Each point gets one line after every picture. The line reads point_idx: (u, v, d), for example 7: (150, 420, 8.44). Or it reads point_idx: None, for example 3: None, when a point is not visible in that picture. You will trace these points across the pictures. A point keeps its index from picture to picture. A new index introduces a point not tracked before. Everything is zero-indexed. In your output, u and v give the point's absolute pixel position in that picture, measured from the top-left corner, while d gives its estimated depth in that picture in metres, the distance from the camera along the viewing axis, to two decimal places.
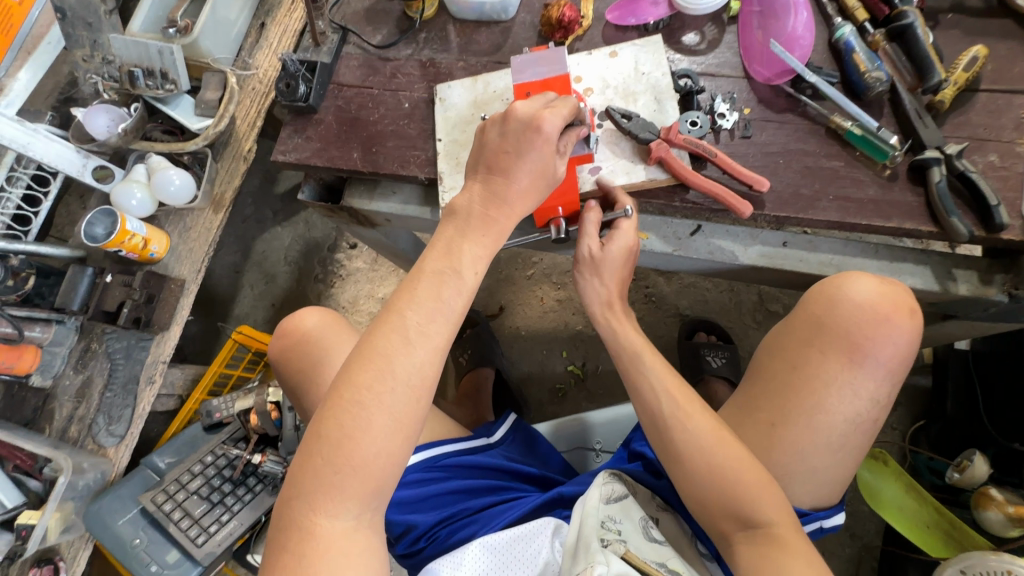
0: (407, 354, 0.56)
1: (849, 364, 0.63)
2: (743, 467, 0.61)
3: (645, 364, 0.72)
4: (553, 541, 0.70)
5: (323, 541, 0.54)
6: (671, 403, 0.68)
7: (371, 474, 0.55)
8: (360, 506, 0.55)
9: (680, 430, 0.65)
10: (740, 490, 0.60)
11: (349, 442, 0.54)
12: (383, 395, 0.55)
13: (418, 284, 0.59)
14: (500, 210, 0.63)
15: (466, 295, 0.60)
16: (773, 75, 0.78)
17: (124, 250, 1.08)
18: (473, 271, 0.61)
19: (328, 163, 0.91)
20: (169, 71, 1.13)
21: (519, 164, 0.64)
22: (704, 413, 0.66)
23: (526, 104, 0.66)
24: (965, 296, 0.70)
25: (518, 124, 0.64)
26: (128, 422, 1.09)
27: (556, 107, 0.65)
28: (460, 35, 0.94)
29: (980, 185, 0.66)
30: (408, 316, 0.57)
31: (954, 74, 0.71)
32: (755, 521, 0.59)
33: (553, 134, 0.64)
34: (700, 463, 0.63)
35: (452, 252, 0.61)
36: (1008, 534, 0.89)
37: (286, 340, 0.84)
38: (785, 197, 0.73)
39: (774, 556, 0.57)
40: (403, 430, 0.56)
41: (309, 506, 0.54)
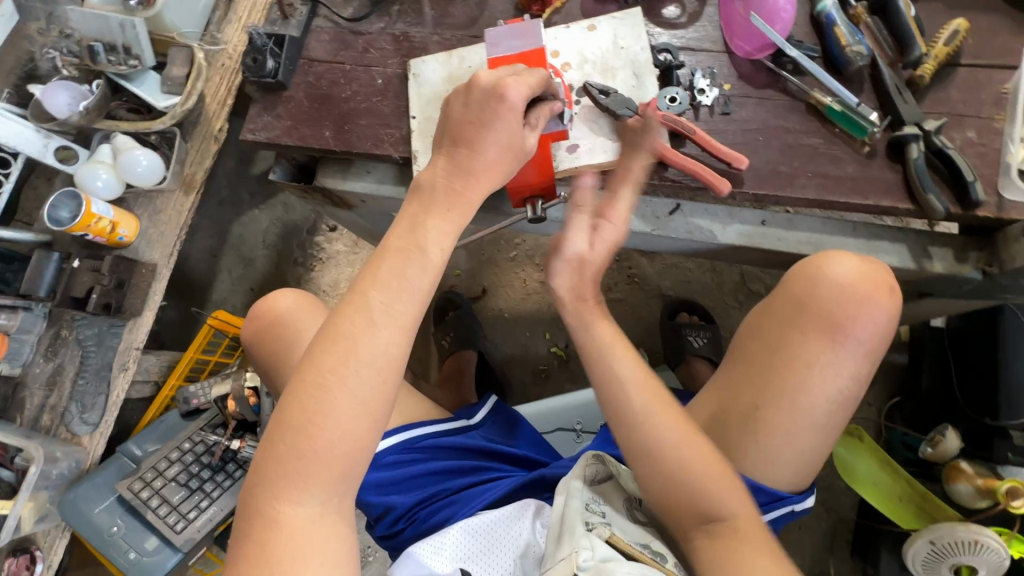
0: (373, 336, 0.55)
1: (832, 344, 0.62)
2: (710, 465, 0.61)
3: (614, 358, 0.68)
4: (534, 523, 0.72)
5: (288, 525, 0.54)
6: (642, 399, 0.65)
7: (336, 458, 0.54)
8: (326, 492, 0.55)
9: (651, 427, 0.63)
10: (708, 488, 0.60)
11: (312, 426, 0.53)
12: (348, 378, 0.54)
13: (383, 265, 0.57)
14: (468, 186, 0.61)
15: (434, 275, 0.58)
16: (753, 50, 0.76)
17: (90, 234, 1.04)
18: (439, 248, 0.59)
19: (300, 142, 0.88)
20: (132, 45, 1.09)
21: (486, 136, 0.61)
22: (671, 410, 0.64)
23: (491, 73, 0.64)
24: (940, 273, 0.70)
25: (481, 93, 0.62)
26: (102, 410, 1.07)
27: (521, 75, 0.63)
28: (435, 8, 0.91)
29: (957, 162, 0.66)
30: (372, 297, 0.56)
31: (935, 48, 0.70)
32: (721, 518, 0.60)
33: (518, 103, 0.62)
34: (671, 461, 0.62)
35: (417, 231, 0.59)
36: (977, 505, 0.92)
37: (258, 323, 0.81)
38: (764, 175, 0.72)
39: (736, 552, 0.58)
40: (370, 413, 0.55)
41: (270, 494, 0.54)
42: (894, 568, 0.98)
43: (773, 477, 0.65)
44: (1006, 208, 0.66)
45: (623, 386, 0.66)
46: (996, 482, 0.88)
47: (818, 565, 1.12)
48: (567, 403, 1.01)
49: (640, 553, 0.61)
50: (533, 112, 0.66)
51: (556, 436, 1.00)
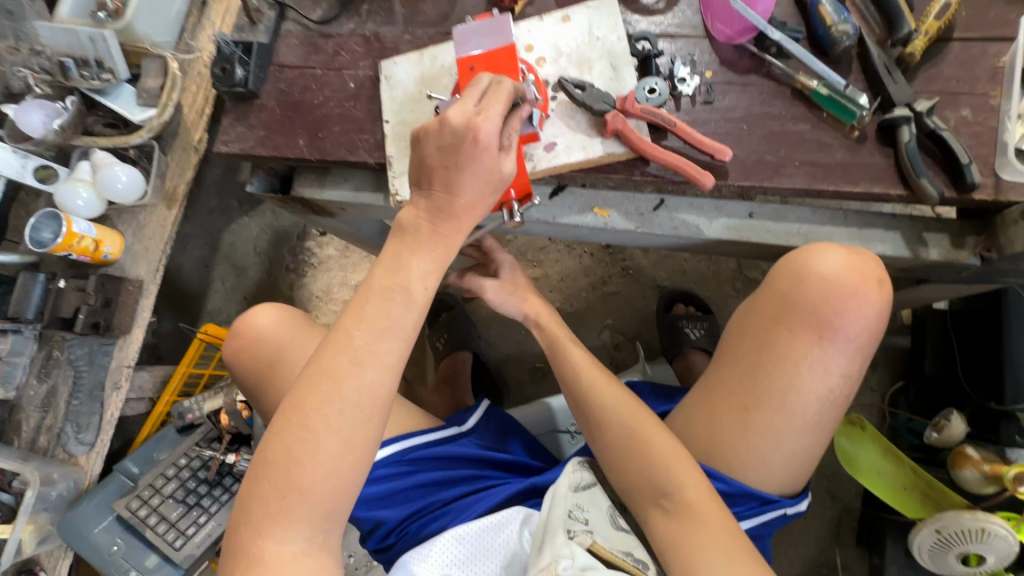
0: (356, 374, 0.55)
1: (818, 342, 0.60)
2: (650, 431, 0.67)
3: (566, 349, 0.81)
4: (522, 531, 0.70)
5: (272, 564, 0.54)
6: (587, 382, 0.75)
7: (320, 495, 0.54)
8: (311, 530, 0.55)
9: (597, 400, 0.73)
10: (651, 453, 0.65)
11: (294, 466, 0.54)
12: (330, 418, 0.54)
13: (365, 304, 0.57)
14: (448, 222, 0.60)
15: (416, 311, 0.58)
16: (734, 34, 0.73)
17: (74, 254, 1.03)
18: (423, 286, 0.58)
19: (274, 151, 0.86)
20: (105, 59, 1.06)
21: (461, 178, 0.58)
22: (616, 387, 0.74)
23: (458, 108, 0.59)
24: (936, 260, 0.67)
25: (453, 134, 0.57)
26: (97, 430, 1.06)
27: (489, 109, 0.58)
28: (405, 5, 0.88)
29: (950, 143, 0.63)
30: (354, 335, 0.55)
31: (925, 23, 0.66)
32: (671, 491, 0.63)
33: (494, 140, 0.58)
34: (616, 428, 0.69)
35: (399, 268, 0.58)
36: (986, 491, 0.89)
37: (238, 340, 0.80)
38: (749, 165, 0.70)
39: (689, 535, 0.60)
40: (355, 451, 0.55)
41: (255, 532, 0.55)
42: (899, 556, 0.97)
43: (764, 481, 0.65)
44: (1004, 189, 0.62)
45: (571, 369, 0.78)
46: (1002, 469, 0.86)
47: (824, 554, 1.11)
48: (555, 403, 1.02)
49: (620, 561, 0.60)
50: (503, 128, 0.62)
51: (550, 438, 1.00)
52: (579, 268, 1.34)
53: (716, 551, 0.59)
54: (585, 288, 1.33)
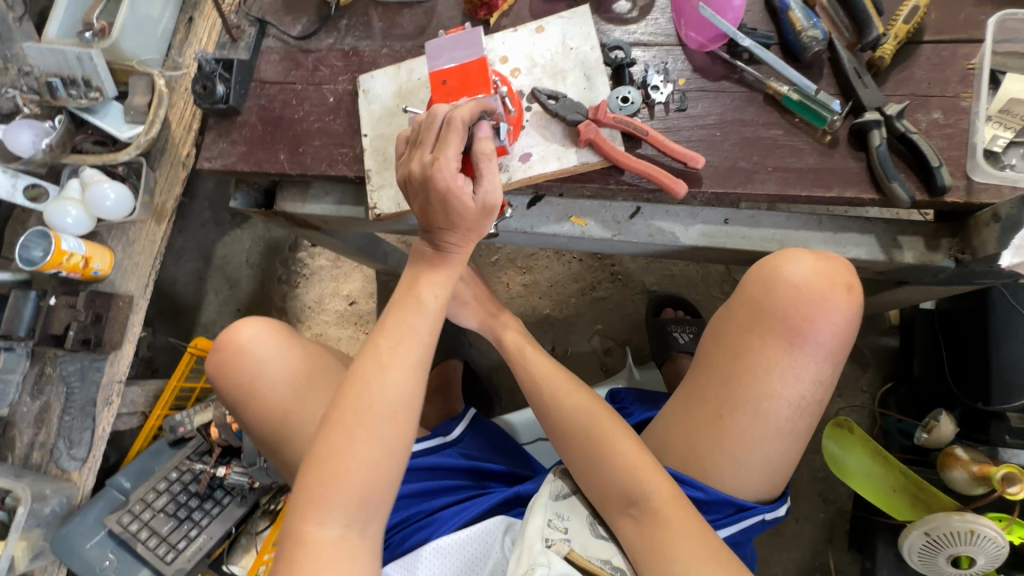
0: (383, 375, 0.63)
1: (789, 348, 0.60)
2: (615, 438, 0.67)
3: (529, 355, 0.80)
4: (504, 538, 0.71)
5: (315, 547, 0.60)
6: (548, 389, 0.74)
7: (357, 483, 0.61)
8: (348, 517, 0.61)
9: (560, 406, 0.72)
10: (617, 459, 0.65)
11: (335, 455, 0.61)
12: (365, 413, 0.62)
13: (390, 317, 0.66)
14: (447, 246, 0.68)
15: (431, 319, 0.66)
16: (706, 41, 0.73)
17: (64, 271, 1.04)
18: (431, 295, 0.67)
19: (255, 167, 0.87)
20: (91, 77, 1.08)
21: (449, 217, 0.65)
22: (580, 391, 0.73)
23: (418, 157, 0.64)
24: (912, 263, 0.67)
25: (420, 183, 0.64)
26: (90, 445, 1.07)
27: (443, 156, 0.62)
28: (383, 19, 0.89)
29: (921, 146, 0.63)
30: (381, 343, 0.64)
31: (894, 27, 0.67)
32: (637, 497, 0.63)
33: (451, 183, 0.62)
34: (582, 434, 0.69)
35: (413, 285, 0.67)
36: (975, 492, 0.89)
37: (222, 354, 0.79)
38: (722, 171, 0.70)
39: (659, 538, 0.60)
40: (385, 443, 0.62)
41: (299, 518, 0.61)
42: (892, 559, 0.96)
43: (739, 488, 0.65)
44: (975, 191, 0.62)
45: (535, 376, 0.77)
46: (991, 469, 0.86)
47: (818, 557, 1.10)
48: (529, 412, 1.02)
49: (599, 569, 0.61)
50: (477, 156, 0.64)
51: (538, 447, 0.98)
52: (568, 274, 1.35)
53: (687, 554, 0.59)
54: (574, 294, 1.33)
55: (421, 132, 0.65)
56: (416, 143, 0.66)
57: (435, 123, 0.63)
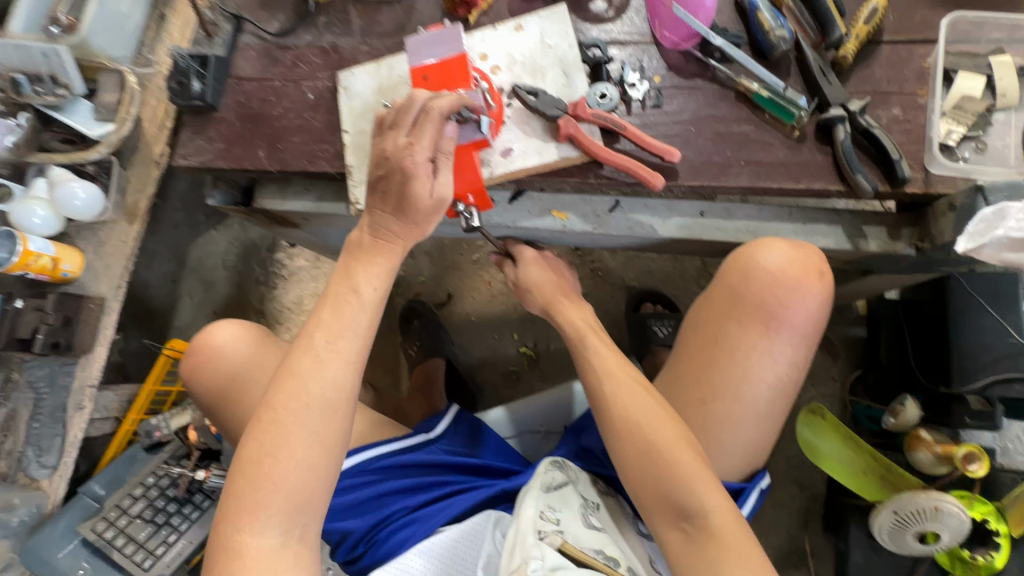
0: (319, 371, 0.62)
1: (766, 333, 0.63)
2: (675, 450, 0.61)
3: (589, 346, 0.74)
4: (494, 533, 0.72)
5: (249, 556, 0.60)
6: (609, 390, 0.68)
7: (293, 485, 0.61)
8: (286, 523, 0.61)
9: (620, 408, 0.65)
10: (680, 470, 0.60)
11: (267, 459, 0.61)
12: (300, 411, 0.61)
13: (323, 310, 0.64)
14: (387, 232, 0.65)
15: (370, 311, 0.65)
16: (679, 40, 0.76)
17: (31, 272, 1.01)
18: (371, 287, 0.65)
19: (233, 163, 0.86)
20: (59, 74, 1.05)
21: (397, 213, 0.65)
22: (643, 391, 0.66)
23: (391, 138, 0.63)
24: (876, 252, 0.70)
25: (389, 165, 0.63)
26: (60, 452, 1.04)
27: (417, 143, 0.62)
28: (362, 16, 0.89)
29: (882, 140, 0.66)
30: (315, 338, 0.63)
31: (856, 27, 0.70)
32: (697, 512, 0.59)
33: (422, 167, 0.62)
34: (641, 444, 0.63)
35: (349, 275, 0.65)
36: (938, 471, 0.95)
37: (196, 358, 0.78)
38: (697, 165, 0.72)
39: (711, 556, 0.58)
40: (323, 443, 0.62)
41: (234, 527, 0.61)
42: (863, 539, 1.00)
43: (723, 469, 0.67)
44: (933, 182, 0.66)
45: (597, 373, 0.70)
46: (953, 449, 0.92)
47: (794, 542, 1.14)
48: (576, 389, 0.97)
49: (592, 561, 0.64)
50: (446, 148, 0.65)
51: (522, 441, 0.98)
52: None
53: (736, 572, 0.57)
54: None
55: (398, 115, 0.64)
56: (391, 124, 0.64)
57: (413, 110, 0.63)
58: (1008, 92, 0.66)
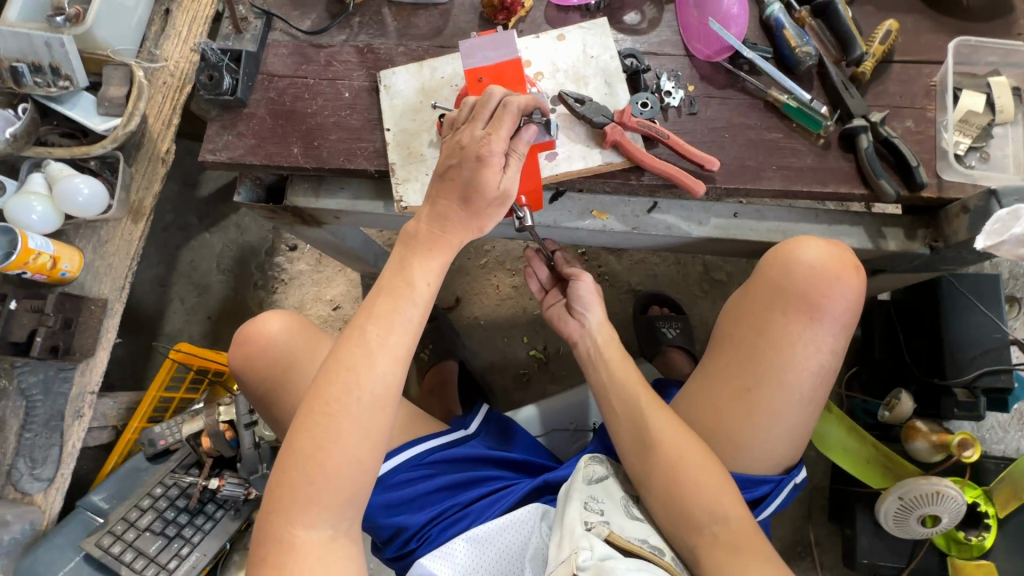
0: (371, 366, 0.60)
1: (810, 322, 0.67)
2: (698, 461, 0.68)
3: (620, 362, 0.80)
4: (541, 525, 0.73)
5: (301, 549, 0.58)
6: (641, 401, 0.74)
7: (345, 481, 0.59)
8: (337, 516, 0.60)
9: (642, 421, 0.72)
10: (699, 478, 0.67)
11: (319, 454, 0.58)
12: (350, 406, 0.59)
13: (376, 303, 0.63)
14: (449, 222, 0.66)
15: (422, 305, 0.64)
16: (712, 53, 0.81)
17: (28, 271, 0.95)
18: (425, 282, 0.64)
19: (266, 160, 0.85)
20: (61, 65, 1.00)
21: (463, 209, 0.66)
22: (661, 407, 0.73)
23: (468, 129, 0.65)
24: (894, 251, 0.77)
25: (462, 155, 0.64)
26: (57, 463, 0.97)
27: (495, 133, 0.64)
28: (397, 18, 0.90)
29: (901, 149, 0.73)
30: (368, 331, 0.61)
31: (872, 47, 0.77)
32: (717, 516, 0.65)
33: (498, 160, 0.64)
34: (665, 452, 0.69)
35: (403, 268, 0.64)
36: (933, 459, 1.03)
37: (251, 347, 0.80)
38: (733, 169, 0.77)
39: (735, 556, 0.63)
40: (372, 438, 0.60)
41: (288, 520, 0.58)
42: (868, 525, 1.06)
43: (766, 456, 0.70)
44: (946, 188, 0.73)
45: (625, 386, 0.77)
46: (948, 437, 0.99)
47: (799, 532, 1.19)
48: None
49: (640, 549, 0.63)
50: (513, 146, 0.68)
51: (551, 437, 0.99)
52: None
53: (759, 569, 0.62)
54: None
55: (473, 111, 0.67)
56: (465, 121, 0.67)
57: (491, 103, 0.66)
58: (1005, 109, 0.74)
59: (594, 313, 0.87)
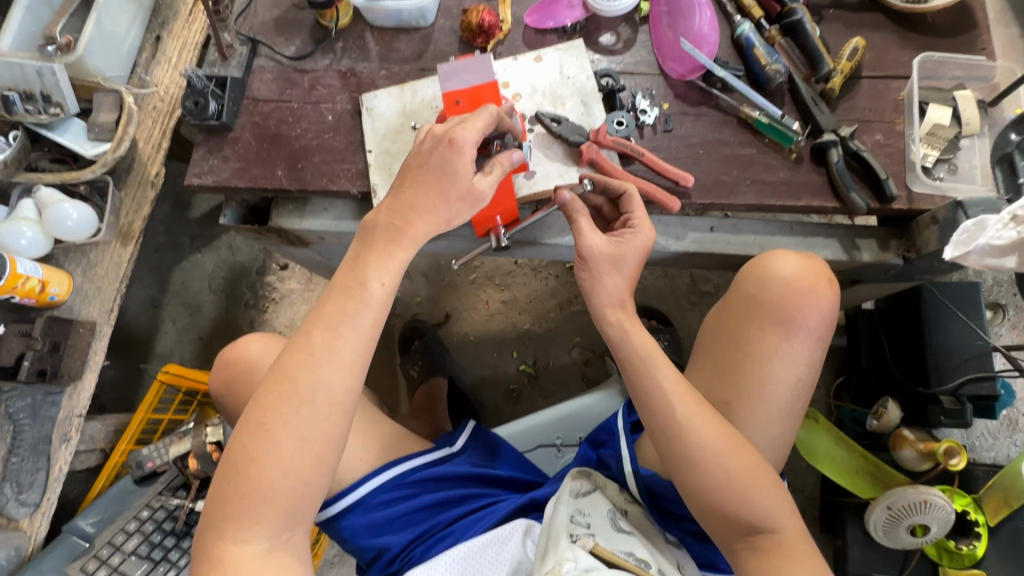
0: (316, 373, 0.60)
1: (785, 335, 0.68)
2: (752, 477, 0.65)
3: (656, 364, 0.69)
4: (524, 541, 0.74)
5: (234, 564, 0.58)
6: (688, 415, 0.66)
7: (280, 493, 0.59)
8: (273, 529, 0.59)
9: (693, 438, 0.65)
10: (751, 496, 0.64)
11: (252, 465, 0.58)
12: (289, 416, 0.59)
13: (327, 305, 0.62)
14: (415, 215, 0.65)
15: (375, 310, 0.63)
16: (686, 71, 0.83)
17: (17, 296, 0.95)
18: (381, 283, 0.63)
19: (250, 183, 0.86)
20: (52, 93, 1.03)
21: (428, 203, 0.65)
22: (711, 419, 0.67)
23: (444, 124, 0.69)
24: (869, 262, 0.78)
25: (434, 140, 0.67)
26: (43, 488, 0.97)
27: (469, 122, 0.67)
28: (379, 43, 0.92)
29: (871, 162, 0.74)
30: (314, 335, 0.61)
31: (841, 63, 0.79)
32: (766, 526, 0.64)
33: (469, 148, 0.66)
34: (711, 473, 0.65)
35: (359, 269, 0.64)
36: (922, 468, 1.02)
37: (228, 371, 0.84)
38: (708, 185, 0.78)
39: (778, 559, 0.63)
40: (314, 449, 0.59)
41: (217, 535, 0.58)
42: (859, 536, 1.06)
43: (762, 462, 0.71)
44: (915, 200, 0.74)
45: (668, 396, 0.67)
46: (935, 445, 1.00)
47: None
48: (610, 399, 0.99)
49: (624, 561, 0.63)
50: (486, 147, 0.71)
51: (537, 453, 0.98)
52: (545, 290, 1.40)
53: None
54: (552, 309, 1.39)
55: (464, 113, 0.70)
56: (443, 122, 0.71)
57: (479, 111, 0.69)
58: (971, 122, 0.76)
59: (606, 278, 0.72)
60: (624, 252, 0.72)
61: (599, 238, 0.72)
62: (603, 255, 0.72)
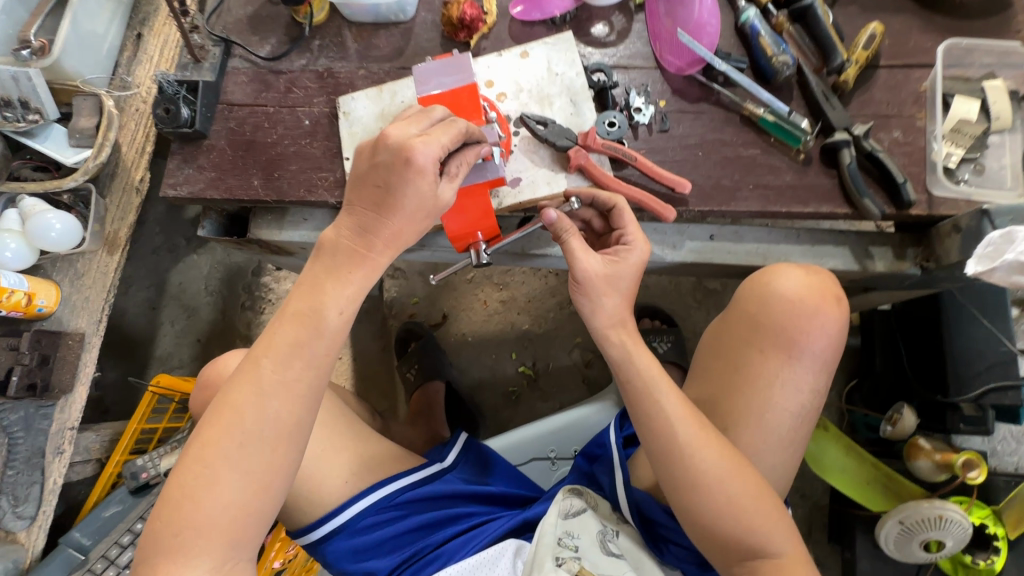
0: (261, 406, 0.56)
1: (788, 360, 0.64)
2: (754, 503, 0.61)
3: (658, 386, 0.64)
4: (514, 562, 0.72)
5: None
6: (691, 440, 0.61)
7: (221, 524, 0.55)
8: (217, 558, 0.55)
9: (694, 464, 0.61)
10: (752, 524, 0.60)
11: (188, 501, 0.55)
12: (230, 451, 0.55)
13: (277, 332, 0.58)
14: (374, 234, 0.60)
15: (330, 338, 0.59)
16: (684, 65, 0.76)
17: (3, 309, 0.94)
18: (336, 310, 0.59)
19: (226, 193, 0.83)
20: (30, 98, 0.99)
21: (382, 224, 0.60)
22: (716, 442, 0.62)
23: (400, 128, 0.60)
24: (883, 272, 0.73)
25: (388, 152, 0.58)
26: (38, 502, 0.98)
27: (431, 135, 0.58)
28: (358, 40, 0.86)
29: (887, 164, 0.67)
30: (263, 364, 0.57)
31: (855, 53, 0.72)
32: (769, 553, 0.61)
33: (428, 164, 0.58)
34: (711, 498, 0.61)
35: (316, 293, 0.59)
36: (938, 478, 0.97)
37: (208, 389, 0.82)
38: (707, 190, 0.72)
39: None
40: (257, 482, 0.56)
41: (153, 569, 0.55)
42: (868, 548, 1.02)
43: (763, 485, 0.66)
44: (936, 205, 0.68)
45: (671, 420, 0.62)
46: (952, 457, 0.94)
47: None
48: (607, 411, 0.96)
49: None
50: (457, 157, 0.63)
51: (532, 466, 0.95)
52: (545, 290, 1.36)
53: None
54: (552, 309, 1.35)
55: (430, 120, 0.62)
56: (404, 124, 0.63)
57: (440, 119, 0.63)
58: (1001, 116, 0.69)
59: (602, 298, 0.67)
60: (619, 272, 0.67)
61: (594, 259, 0.67)
62: (600, 276, 0.66)
